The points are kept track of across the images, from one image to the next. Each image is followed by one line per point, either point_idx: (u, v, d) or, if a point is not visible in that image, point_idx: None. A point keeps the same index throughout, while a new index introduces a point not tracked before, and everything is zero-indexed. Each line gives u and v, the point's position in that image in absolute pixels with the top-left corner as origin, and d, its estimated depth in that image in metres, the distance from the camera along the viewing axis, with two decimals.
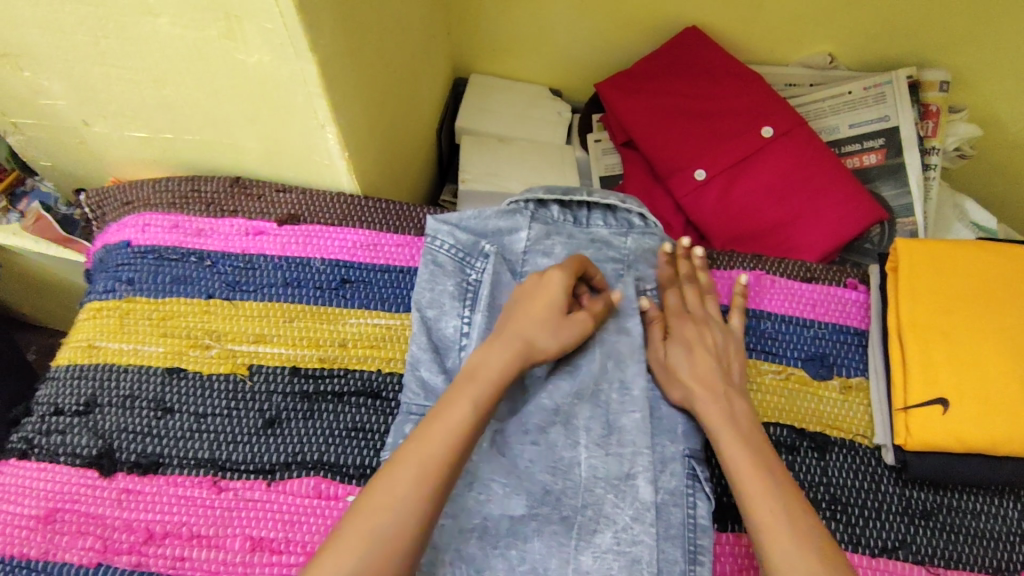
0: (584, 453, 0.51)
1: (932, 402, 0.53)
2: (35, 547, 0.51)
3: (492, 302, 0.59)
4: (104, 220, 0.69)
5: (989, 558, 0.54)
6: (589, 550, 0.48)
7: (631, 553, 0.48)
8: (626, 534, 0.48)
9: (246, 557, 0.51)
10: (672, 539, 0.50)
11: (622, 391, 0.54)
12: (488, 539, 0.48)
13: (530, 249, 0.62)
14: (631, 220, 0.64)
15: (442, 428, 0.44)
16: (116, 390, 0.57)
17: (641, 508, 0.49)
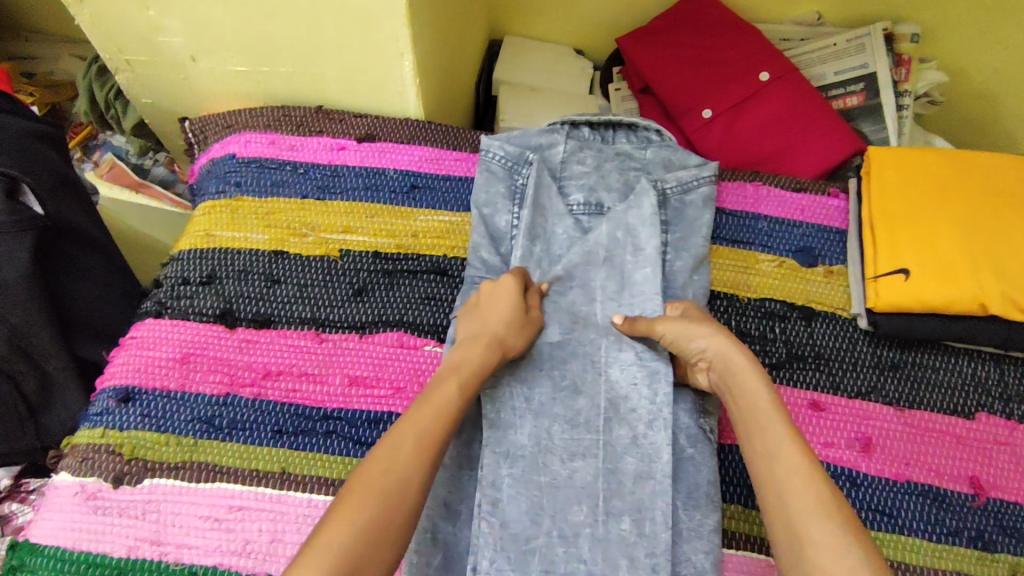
0: (600, 304, 0.66)
1: (898, 271, 0.65)
2: (174, 381, 0.63)
3: (539, 200, 0.71)
4: (205, 143, 0.82)
5: (945, 401, 0.66)
6: (614, 367, 0.63)
7: (651, 365, 0.62)
8: (647, 353, 0.63)
9: (347, 391, 0.63)
10: (686, 375, 0.64)
11: (635, 252, 0.68)
12: (535, 363, 0.63)
13: (567, 160, 0.74)
14: (649, 137, 0.77)
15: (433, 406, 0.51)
16: (232, 264, 0.69)
17: (653, 336, 0.64)
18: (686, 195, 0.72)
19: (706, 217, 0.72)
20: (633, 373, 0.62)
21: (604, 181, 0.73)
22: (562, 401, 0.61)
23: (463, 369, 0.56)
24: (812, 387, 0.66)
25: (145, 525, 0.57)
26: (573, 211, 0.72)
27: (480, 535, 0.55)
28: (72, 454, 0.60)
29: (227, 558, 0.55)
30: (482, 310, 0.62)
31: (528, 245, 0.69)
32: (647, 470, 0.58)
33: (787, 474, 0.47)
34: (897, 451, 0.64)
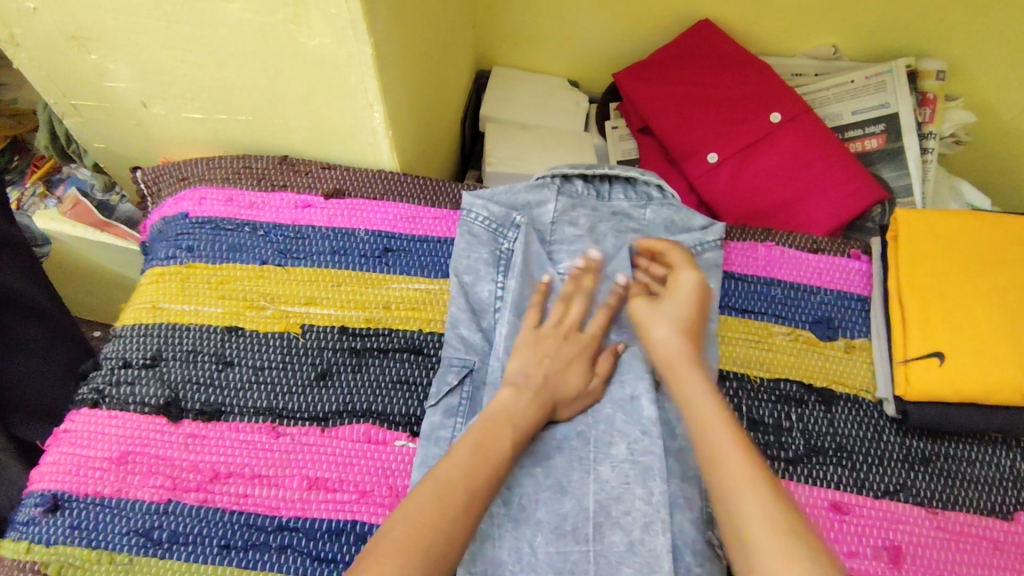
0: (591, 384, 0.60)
1: (929, 355, 0.58)
2: (108, 486, 0.55)
3: (524, 269, 0.64)
4: (160, 195, 0.74)
5: (983, 501, 0.59)
6: (606, 465, 0.56)
7: (643, 461, 0.55)
8: (638, 446, 0.56)
9: (305, 494, 0.56)
10: (691, 477, 0.56)
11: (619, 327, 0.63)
12: (517, 462, 0.56)
13: (558, 220, 0.67)
14: (649, 192, 0.69)
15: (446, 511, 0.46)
16: (180, 344, 0.61)
17: (647, 423, 0.57)
18: (688, 259, 0.65)
19: (712, 286, 0.64)
20: (624, 470, 0.55)
21: (598, 245, 0.66)
22: (545, 509, 0.54)
23: (520, 424, 0.53)
24: (833, 485, 0.58)
25: None
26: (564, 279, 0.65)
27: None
28: None
29: None
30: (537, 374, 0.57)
31: (512, 321, 0.61)
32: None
33: (736, 478, 0.45)
34: (930, 562, 0.56)
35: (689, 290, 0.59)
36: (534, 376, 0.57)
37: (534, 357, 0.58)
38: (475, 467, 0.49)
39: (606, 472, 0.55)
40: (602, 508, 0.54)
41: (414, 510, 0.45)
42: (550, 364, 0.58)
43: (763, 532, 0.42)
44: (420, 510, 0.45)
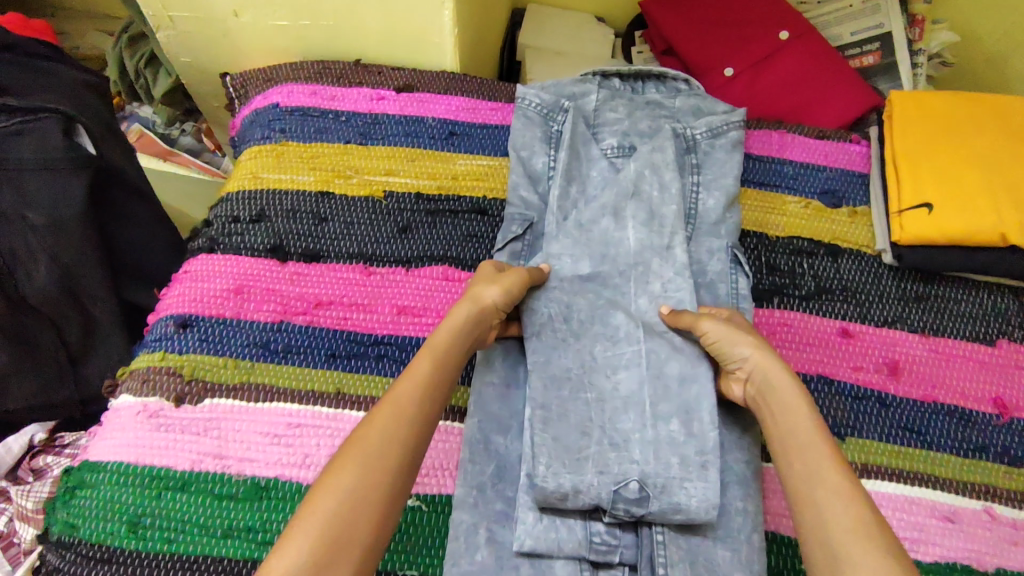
0: (632, 233, 0.68)
1: (920, 206, 0.68)
2: (229, 310, 0.65)
3: (574, 144, 0.73)
4: (246, 96, 0.84)
5: (968, 329, 0.69)
6: (642, 294, 0.65)
7: (676, 295, 0.65)
8: (672, 284, 0.65)
9: (395, 318, 0.66)
10: (722, 303, 0.65)
11: (662, 189, 0.70)
12: (569, 292, 0.65)
13: (600, 107, 0.77)
14: (678, 88, 0.80)
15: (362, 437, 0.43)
16: (280, 204, 0.71)
17: (681, 266, 0.66)
18: (716, 138, 0.75)
19: (735, 159, 0.74)
20: (657, 293, 0.65)
21: (636, 126, 0.75)
22: (594, 326, 0.64)
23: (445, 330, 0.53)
24: (839, 317, 0.69)
25: (208, 441, 0.59)
26: (607, 154, 0.74)
27: (539, 442, 0.57)
28: (134, 375, 0.62)
29: (286, 470, 0.58)
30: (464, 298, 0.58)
31: (565, 185, 0.70)
32: (691, 373, 0.60)
33: (835, 487, 0.45)
34: (924, 374, 0.66)
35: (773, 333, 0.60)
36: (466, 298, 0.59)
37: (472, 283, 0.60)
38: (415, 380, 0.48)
39: (642, 300, 0.65)
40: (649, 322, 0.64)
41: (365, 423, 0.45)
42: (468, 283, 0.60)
43: (854, 536, 0.42)
44: (368, 423, 0.45)
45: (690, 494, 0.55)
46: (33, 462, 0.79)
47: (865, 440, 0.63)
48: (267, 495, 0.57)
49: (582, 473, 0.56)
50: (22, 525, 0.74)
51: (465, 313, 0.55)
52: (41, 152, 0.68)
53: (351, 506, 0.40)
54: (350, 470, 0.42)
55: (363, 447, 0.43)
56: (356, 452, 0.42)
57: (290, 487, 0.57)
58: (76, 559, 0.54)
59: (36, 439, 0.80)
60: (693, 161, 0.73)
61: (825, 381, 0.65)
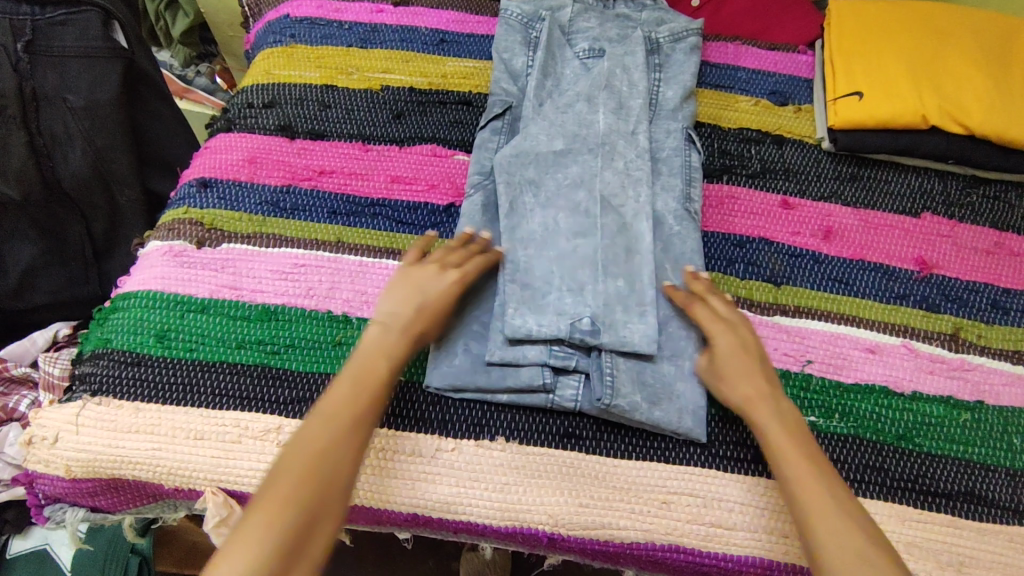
0: (602, 116, 0.74)
1: (852, 94, 0.78)
2: (244, 175, 0.74)
3: (550, 45, 0.79)
4: (259, 15, 0.93)
5: (897, 205, 0.78)
6: (605, 175, 0.71)
7: (636, 174, 0.72)
8: (632, 166, 0.72)
9: (389, 186, 0.75)
10: (676, 173, 0.74)
11: (630, 85, 0.77)
12: (541, 166, 0.72)
13: (575, 17, 0.83)
14: (645, 2, 0.87)
15: (304, 453, 0.51)
16: (290, 95, 0.81)
17: (641, 152, 0.73)
18: (676, 43, 0.82)
19: (693, 60, 0.82)
20: (614, 170, 0.72)
21: (606, 34, 0.81)
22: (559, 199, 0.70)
23: (392, 355, 0.58)
24: (781, 192, 0.78)
25: (224, 275, 0.68)
26: (579, 56, 0.80)
27: (507, 290, 0.64)
28: (160, 226, 0.72)
29: (293, 299, 0.67)
30: (413, 306, 0.60)
31: (540, 78, 0.77)
32: (635, 248, 0.68)
33: (821, 512, 0.51)
34: (854, 238, 0.75)
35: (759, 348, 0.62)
36: (403, 311, 0.60)
37: (403, 296, 0.61)
38: (366, 388, 0.55)
39: (603, 177, 0.71)
40: (609, 198, 0.70)
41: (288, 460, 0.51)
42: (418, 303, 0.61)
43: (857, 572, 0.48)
44: (309, 442, 0.52)
45: (632, 331, 0.63)
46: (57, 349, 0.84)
47: (798, 286, 0.72)
48: (274, 317, 0.66)
49: (544, 312, 0.63)
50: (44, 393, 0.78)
51: (406, 341, 0.59)
52: (83, 42, 0.79)
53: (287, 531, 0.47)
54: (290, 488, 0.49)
55: (289, 491, 0.49)
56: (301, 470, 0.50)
57: (295, 311, 0.66)
58: (109, 363, 0.63)
59: (60, 333, 0.88)
60: (657, 61, 0.81)
61: (766, 242, 0.74)
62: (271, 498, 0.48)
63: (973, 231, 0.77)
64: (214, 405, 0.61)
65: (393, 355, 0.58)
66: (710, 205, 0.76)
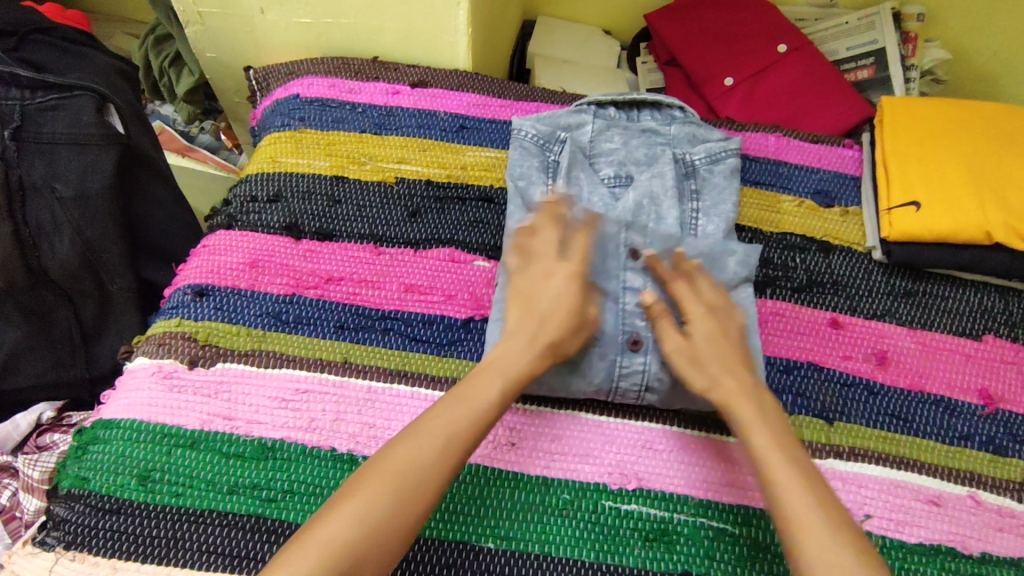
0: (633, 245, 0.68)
1: (909, 204, 0.71)
2: (245, 281, 0.68)
3: (570, 172, 0.73)
4: (268, 90, 0.88)
5: (956, 325, 0.71)
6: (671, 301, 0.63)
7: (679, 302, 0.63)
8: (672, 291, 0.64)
9: (402, 295, 0.69)
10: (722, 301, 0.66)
11: (657, 220, 0.70)
12: None
13: (596, 137, 0.77)
14: (672, 114, 0.81)
15: (404, 460, 0.49)
16: (297, 187, 0.75)
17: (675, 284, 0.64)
18: (715, 164, 0.75)
19: (734, 184, 0.74)
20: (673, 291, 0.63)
21: (632, 155, 0.75)
22: (638, 349, 0.61)
23: (510, 370, 0.56)
24: (830, 308, 0.71)
25: (218, 403, 0.61)
26: (605, 183, 0.74)
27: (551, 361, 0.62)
28: (149, 341, 0.65)
29: (293, 433, 0.60)
30: (542, 305, 0.60)
31: (566, 211, 0.71)
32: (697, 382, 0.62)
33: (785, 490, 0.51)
34: (910, 365, 0.69)
35: (720, 362, 0.58)
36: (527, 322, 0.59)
37: (529, 304, 0.60)
38: (469, 402, 0.54)
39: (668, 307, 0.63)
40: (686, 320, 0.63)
41: (411, 451, 0.50)
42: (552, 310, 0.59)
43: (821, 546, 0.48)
44: (417, 446, 0.50)
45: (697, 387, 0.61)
46: (41, 439, 0.77)
47: (852, 423, 0.65)
48: (272, 455, 0.59)
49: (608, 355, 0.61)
50: (24, 495, 0.69)
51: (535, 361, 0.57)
52: (75, 129, 0.73)
53: (364, 547, 0.46)
54: (385, 492, 0.48)
55: (387, 488, 0.48)
56: (404, 476, 0.49)
57: (294, 448, 0.59)
58: (86, 509, 0.57)
59: (43, 416, 0.79)
60: (692, 187, 0.74)
61: (815, 367, 0.68)
62: (354, 501, 0.47)
63: None
64: (199, 563, 0.54)
65: (508, 387, 0.56)
66: (772, 331, 0.69)
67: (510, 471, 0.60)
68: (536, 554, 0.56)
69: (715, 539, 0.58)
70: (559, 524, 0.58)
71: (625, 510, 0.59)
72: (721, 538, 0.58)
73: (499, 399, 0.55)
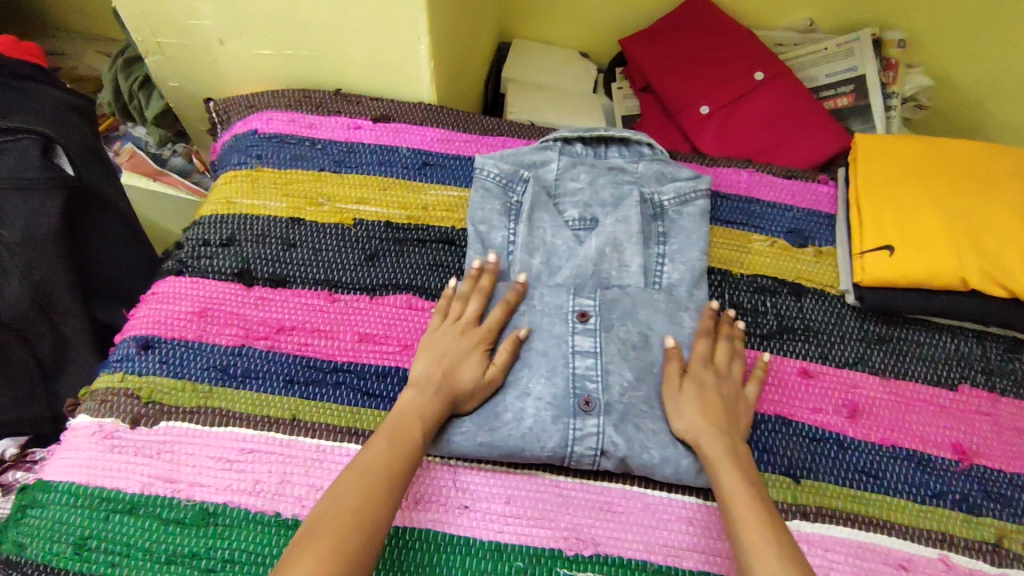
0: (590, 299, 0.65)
1: (882, 247, 0.69)
2: (192, 331, 0.66)
3: (533, 216, 0.71)
4: (228, 123, 0.86)
5: (931, 374, 0.69)
6: (624, 362, 0.62)
7: (634, 359, 0.62)
8: (626, 349, 0.62)
9: (356, 346, 0.66)
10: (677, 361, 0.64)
11: (620, 268, 0.69)
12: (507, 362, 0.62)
13: (561, 176, 0.74)
14: (641, 151, 0.78)
15: (332, 509, 0.48)
16: (251, 230, 0.72)
17: (629, 344, 0.63)
18: (684, 205, 0.72)
19: (704, 228, 0.72)
20: (627, 351, 0.62)
21: (598, 196, 0.73)
22: (590, 410, 0.59)
23: (422, 420, 0.56)
24: (801, 357, 0.69)
25: (160, 464, 0.59)
26: (569, 226, 0.72)
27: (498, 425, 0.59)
28: (91, 397, 0.63)
29: (236, 496, 0.58)
30: (439, 354, 0.61)
31: (526, 257, 0.69)
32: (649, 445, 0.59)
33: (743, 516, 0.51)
34: (883, 417, 0.66)
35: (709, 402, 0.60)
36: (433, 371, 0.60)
37: (434, 356, 0.61)
38: (404, 440, 0.54)
39: (620, 367, 0.61)
40: (640, 380, 0.61)
41: (331, 502, 0.49)
42: (445, 361, 0.60)
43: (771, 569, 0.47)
44: (338, 495, 0.50)
45: (648, 454, 0.58)
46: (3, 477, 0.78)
47: (820, 481, 0.63)
48: (213, 520, 0.57)
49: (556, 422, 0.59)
50: None
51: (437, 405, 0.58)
52: (20, 170, 0.70)
53: None
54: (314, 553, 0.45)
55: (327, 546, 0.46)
56: (334, 527, 0.47)
57: (237, 513, 0.57)
58: None
59: (8, 453, 0.79)
60: (659, 230, 0.72)
61: (783, 421, 0.65)
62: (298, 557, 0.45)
63: (1016, 408, 0.68)
64: None
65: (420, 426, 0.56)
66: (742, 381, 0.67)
67: (461, 536, 0.58)
68: None
69: None
70: None
71: None
72: None
73: (420, 440, 0.55)
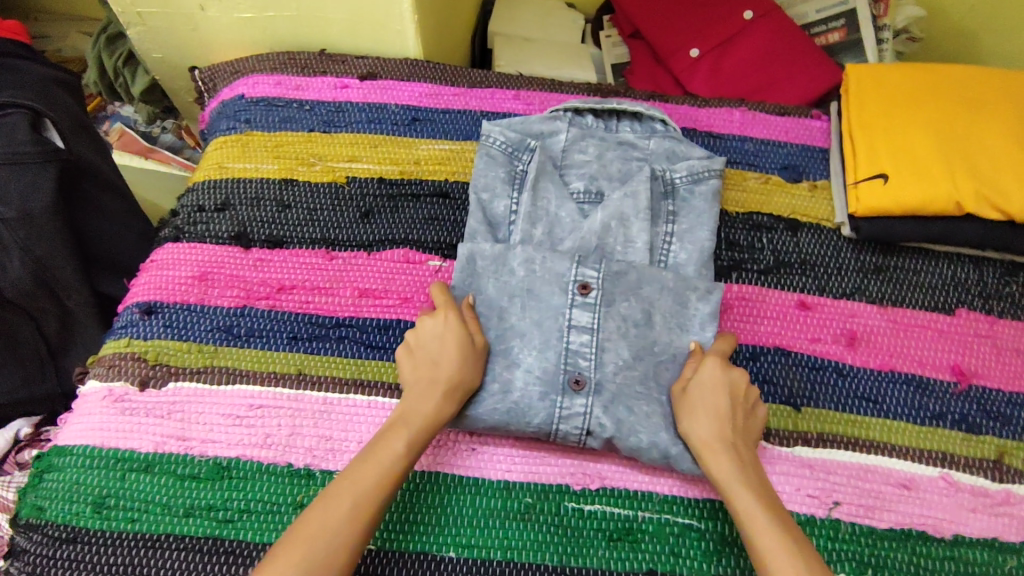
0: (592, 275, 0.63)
1: (876, 176, 0.69)
2: (194, 295, 0.66)
3: (537, 183, 0.69)
4: (215, 91, 0.85)
5: (929, 300, 0.69)
6: (621, 340, 0.60)
7: (633, 336, 0.60)
8: (624, 326, 0.61)
9: (357, 301, 0.67)
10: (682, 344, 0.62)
11: (626, 243, 0.67)
12: (499, 339, 0.61)
13: (568, 147, 0.73)
14: (654, 127, 0.76)
15: (313, 530, 0.48)
16: (245, 194, 0.72)
17: (629, 321, 0.61)
18: (696, 184, 0.70)
19: (716, 209, 0.70)
20: (626, 329, 0.60)
21: (605, 169, 0.72)
22: (580, 389, 0.58)
23: (414, 422, 0.55)
24: (799, 290, 0.69)
25: (171, 424, 0.60)
26: (574, 197, 0.70)
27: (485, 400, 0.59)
28: (100, 362, 0.64)
29: (248, 450, 0.59)
30: (426, 350, 0.59)
31: (527, 227, 0.68)
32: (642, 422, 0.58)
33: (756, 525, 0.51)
34: (881, 344, 0.67)
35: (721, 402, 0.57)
36: (423, 364, 0.59)
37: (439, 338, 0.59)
38: (390, 456, 0.53)
39: (617, 345, 0.60)
40: (637, 359, 0.60)
41: (321, 512, 0.49)
42: (434, 352, 0.59)
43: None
44: (326, 511, 0.49)
45: (639, 438, 0.58)
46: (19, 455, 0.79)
47: (820, 408, 0.64)
48: (229, 474, 0.58)
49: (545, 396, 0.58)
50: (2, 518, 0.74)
51: (442, 411, 0.56)
52: (10, 146, 0.69)
53: None
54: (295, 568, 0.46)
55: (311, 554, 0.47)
56: (308, 544, 0.47)
57: (250, 466, 0.59)
58: (43, 539, 0.56)
59: (21, 432, 0.81)
60: (670, 209, 0.70)
61: (782, 352, 0.66)
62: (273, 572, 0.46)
63: (1013, 328, 0.68)
64: None
65: (415, 435, 0.54)
66: (742, 317, 0.67)
67: (470, 478, 0.59)
68: (498, 560, 0.55)
69: (680, 536, 0.57)
70: (519, 530, 0.57)
71: (589, 511, 0.58)
72: (686, 534, 0.57)
73: (406, 448, 0.54)
